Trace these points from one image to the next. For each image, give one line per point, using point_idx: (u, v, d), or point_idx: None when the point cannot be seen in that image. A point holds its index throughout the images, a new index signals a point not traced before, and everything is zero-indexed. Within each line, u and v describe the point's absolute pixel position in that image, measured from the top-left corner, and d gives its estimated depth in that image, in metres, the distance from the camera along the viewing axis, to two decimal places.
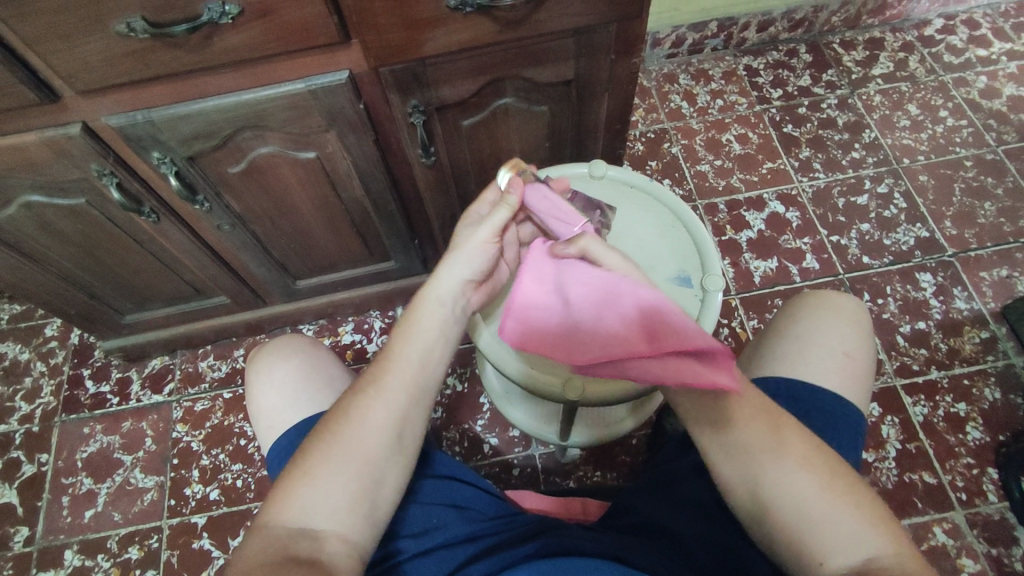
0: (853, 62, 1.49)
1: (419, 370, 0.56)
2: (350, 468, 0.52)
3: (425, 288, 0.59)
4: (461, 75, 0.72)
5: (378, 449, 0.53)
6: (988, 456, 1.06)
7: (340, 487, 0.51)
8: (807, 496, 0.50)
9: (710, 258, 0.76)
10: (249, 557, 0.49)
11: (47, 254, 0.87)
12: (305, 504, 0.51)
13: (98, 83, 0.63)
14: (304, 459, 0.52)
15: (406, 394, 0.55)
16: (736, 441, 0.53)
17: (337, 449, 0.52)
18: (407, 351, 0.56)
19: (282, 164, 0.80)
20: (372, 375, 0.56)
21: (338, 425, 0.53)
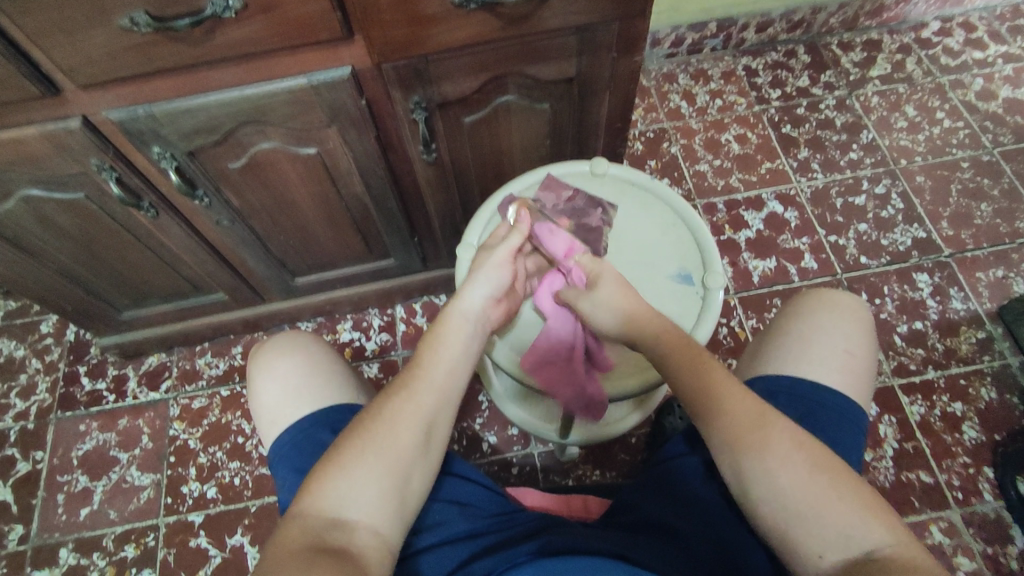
0: (851, 63, 1.50)
1: (450, 373, 0.57)
2: (386, 461, 0.51)
3: (450, 304, 0.62)
4: (464, 71, 0.72)
5: (412, 445, 0.52)
6: (984, 455, 1.06)
7: (374, 480, 0.50)
8: (801, 487, 0.48)
9: (711, 256, 0.76)
10: (276, 550, 0.46)
11: (45, 249, 0.86)
12: (339, 495, 0.49)
13: (99, 76, 0.62)
14: (336, 453, 0.51)
15: (438, 395, 0.55)
16: (727, 432, 0.52)
17: (372, 443, 0.51)
18: (438, 354, 0.58)
19: (283, 159, 0.80)
20: (403, 377, 0.56)
21: (371, 421, 0.53)
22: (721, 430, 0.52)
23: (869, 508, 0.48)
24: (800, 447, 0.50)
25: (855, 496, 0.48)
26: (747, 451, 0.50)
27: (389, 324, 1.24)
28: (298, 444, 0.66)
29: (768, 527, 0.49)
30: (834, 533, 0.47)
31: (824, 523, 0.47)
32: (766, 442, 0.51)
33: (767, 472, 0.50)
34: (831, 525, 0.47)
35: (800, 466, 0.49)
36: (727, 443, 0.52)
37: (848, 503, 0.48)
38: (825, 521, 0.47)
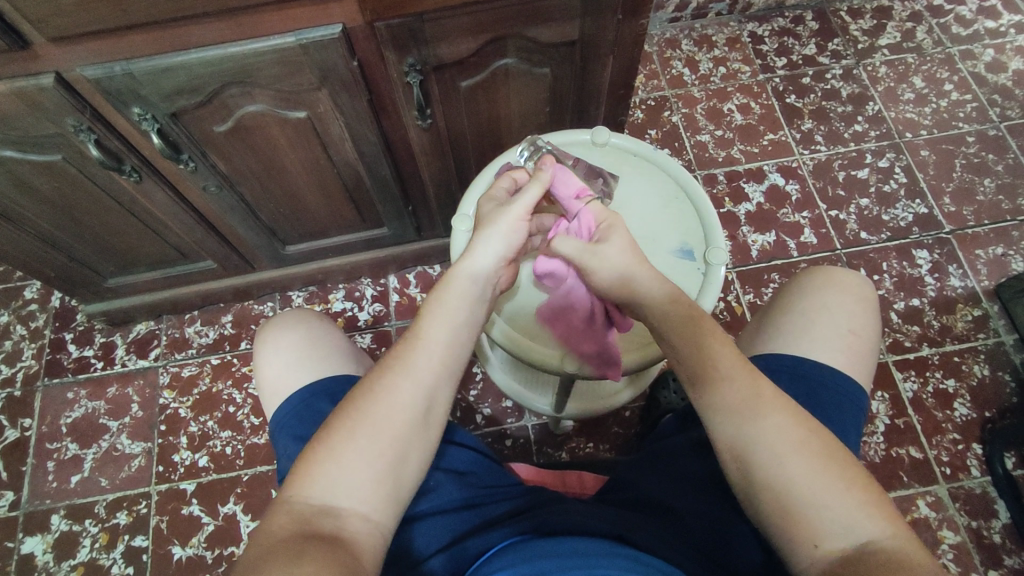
0: (860, 31, 1.45)
1: (448, 348, 0.55)
2: (378, 444, 0.49)
3: (454, 268, 0.59)
4: (461, 32, 0.69)
5: (405, 426, 0.51)
6: (974, 432, 1.07)
7: (366, 464, 0.49)
8: (803, 473, 0.47)
9: (713, 230, 0.74)
10: (267, 534, 0.46)
11: (23, 213, 0.83)
12: (330, 479, 0.48)
13: (70, 30, 0.58)
14: (329, 434, 0.49)
15: (434, 372, 0.53)
16: (728, 408, 0.51)
17: (365, 425, 0.50)
18: (435, 327, 0.55)
19: (271, 123, 0.76)
20: (399, 352, 0.54)
21: (364, 400, 0.51)
22: (721, 409, 0.51)
23: (870, 498, 0.47)
24: (800, 428, 0.49)
25: (857, 485, 0.47)
26: (743, 426, 0.50)
27: (381, 294, 1.22)
28: (299, 414, 0.65)
29: (760, 510, 0.48)
30: (836, 521, 0.46)
31: (819, 509, 0.46)
32: (761, 420, 0.49)
33: (761, 453, 0.49)
34: (827, 512, 0.46)
35: (798, 450, 0.48)
36: (722, 419, 0.51)
37: (849, 492, 0.47)
38: (821, 508, 0.46)
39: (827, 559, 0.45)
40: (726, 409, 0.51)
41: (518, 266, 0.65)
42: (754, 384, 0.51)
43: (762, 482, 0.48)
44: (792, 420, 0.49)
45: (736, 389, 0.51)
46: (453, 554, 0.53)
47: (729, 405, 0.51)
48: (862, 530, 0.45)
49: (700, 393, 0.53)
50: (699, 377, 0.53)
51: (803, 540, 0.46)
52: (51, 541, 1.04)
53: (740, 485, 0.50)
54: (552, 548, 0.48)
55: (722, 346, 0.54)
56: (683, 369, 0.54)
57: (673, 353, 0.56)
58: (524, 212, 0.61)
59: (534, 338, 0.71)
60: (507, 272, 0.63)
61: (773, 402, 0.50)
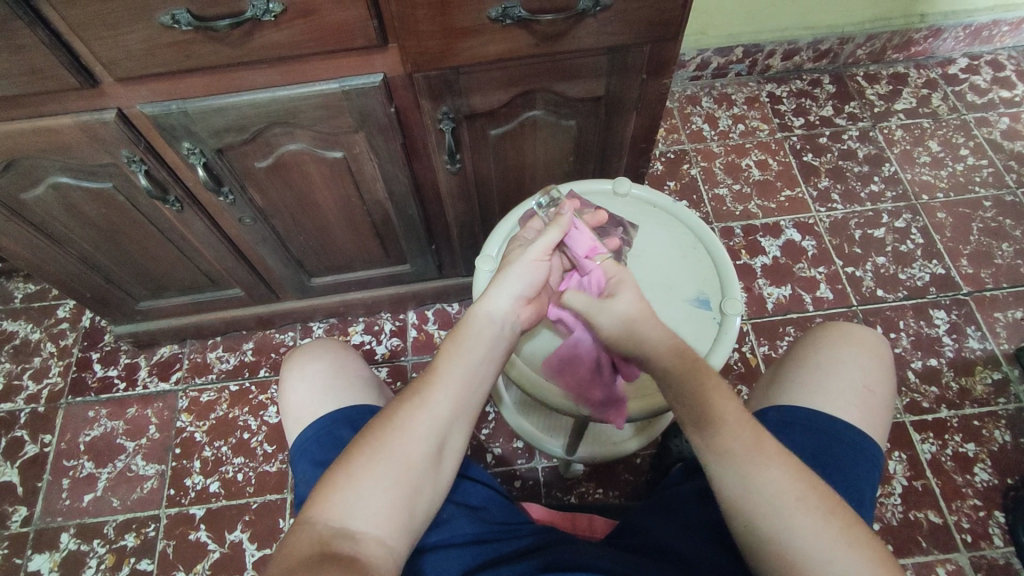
0: (876, 96, 1.49)
1: (468, 383, 0.56)
2: (396, 474, 0.51)
3: (476, 304, 0.60)
4: (494, 85, 0.73)
5: (420, 457, 0.52)
6: (995, 499, 1.05)
7: (383, 492, 0.50)
8: (813, 526, 0.48)
9: (729, 282, 0.75)
10: (286, 555, 0.47)
11: (69, 236, 0.87)
12: (348, 504, 0.49)
13: (136, 71, 0.63)
14: (348, 461, 0.51)
15: (452, 406, 0.55)
16: (738, 455, 0.51)
17: (382, 453, 0.51)
18: (456, 362, 0.56)
19: (309, 162, 0.81)
20: (420, 384, 0.56)
21: (384, 429, 0.53)
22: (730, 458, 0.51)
23: (878, 556, 0.47)
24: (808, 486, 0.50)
25: (864, 543, 0.47)
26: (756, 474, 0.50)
27: (400, 329, 1.24)
28: (320, 440, 0.67)
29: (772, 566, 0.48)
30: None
31: (823, 563, 0.46)
32: (764, 469, 0.50)
33: (766, 504, 0.49)
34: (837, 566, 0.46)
35: (803, 504, 0.49)
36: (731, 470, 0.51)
37: (855, 549, 0.47)
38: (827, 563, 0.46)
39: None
40: (730, 454, 0.51)
41: (541, 305, 0.66)
42: (761, 436, 0.52)
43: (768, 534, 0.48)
44: (801, 474, 0.50)
45: (738, 439, 0.51)
46: None
47: (735, 454, 0.51)
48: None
49: (706, 438, 0.53)
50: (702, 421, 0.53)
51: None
52: (58, 560, 1.05)
53: (749, 539, 0.49)
54: None
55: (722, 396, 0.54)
56: (690, 414, 0.54)
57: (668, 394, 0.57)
58: (545, 250, 0.63)
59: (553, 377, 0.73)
60: (529, 309, 0.63)
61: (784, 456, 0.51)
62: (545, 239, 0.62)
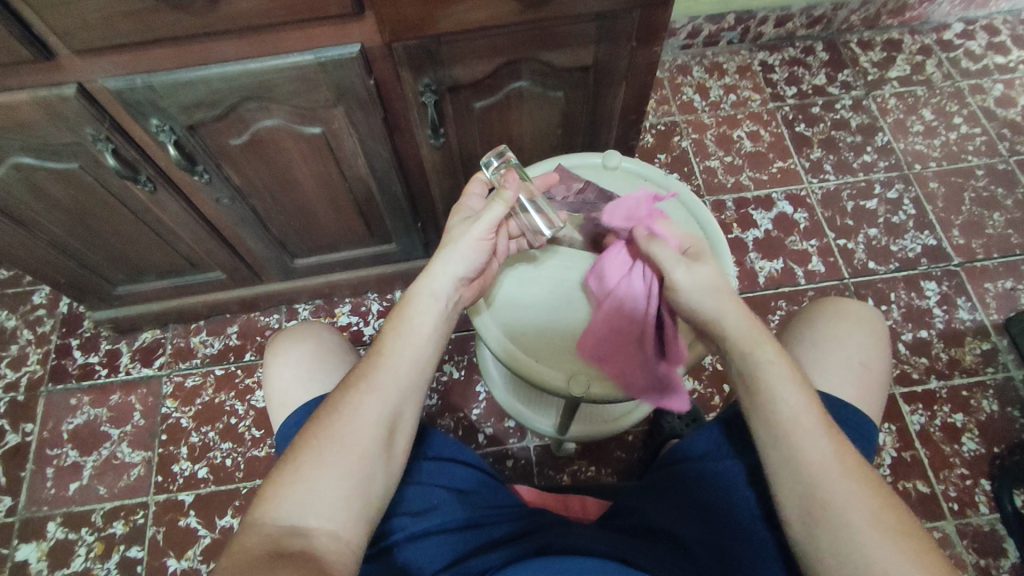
0: (870, 63, 1.47)
1: (412, 365, 0.55)
2: (343, 465, 0.50)
3: (416, 282, 0.58)
4: (477, 55, 0.70)
5: (369, 444, 0.51)
6: (982, 468, 1.06)
7: (332, 484, 0.49)
8: (870, 529, 0.46)
9: (722, 257, 0.74)
10: (234, 556, 0.46)
11: (38, 219, 0.84)
12: (297, 501, 0.48)
13: (95, 43, 0.60)
14: (294, 456, 0.50)
15: (398, 390, 0.53)
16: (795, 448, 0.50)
17: (329, 444, 0.50)
18: (397, 345, 0.55)
19: (286, 138, 0.77)
20: (361, 371, 0.54)
21: (327, 421, 0.51)
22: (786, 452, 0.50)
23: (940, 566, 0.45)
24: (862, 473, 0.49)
25: (919, 546, 0.46)
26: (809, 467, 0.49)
27: (388, 309, 1.22)
28: (306, 427, 0.65)
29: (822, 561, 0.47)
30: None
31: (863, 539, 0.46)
32: (812, 444, 0.50)
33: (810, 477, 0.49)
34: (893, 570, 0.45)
35: (849, 478, 0.48)
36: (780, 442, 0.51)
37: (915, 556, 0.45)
38: (868, 545, 0.46)
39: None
40: (781, 427, 0.51)
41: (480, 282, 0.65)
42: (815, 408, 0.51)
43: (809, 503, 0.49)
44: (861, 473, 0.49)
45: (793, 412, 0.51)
46: (456, 571, 0.53)
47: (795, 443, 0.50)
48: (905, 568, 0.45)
49: (762, 409, 0.52)
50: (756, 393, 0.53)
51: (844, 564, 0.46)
52: (45, 549, 1.03)
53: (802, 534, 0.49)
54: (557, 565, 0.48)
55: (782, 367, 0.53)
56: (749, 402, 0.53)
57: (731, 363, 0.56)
58: (487, 231, 0.59)
59: (545, 359, 0.71)
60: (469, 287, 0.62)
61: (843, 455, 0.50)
62: (489, 218, 0.57)
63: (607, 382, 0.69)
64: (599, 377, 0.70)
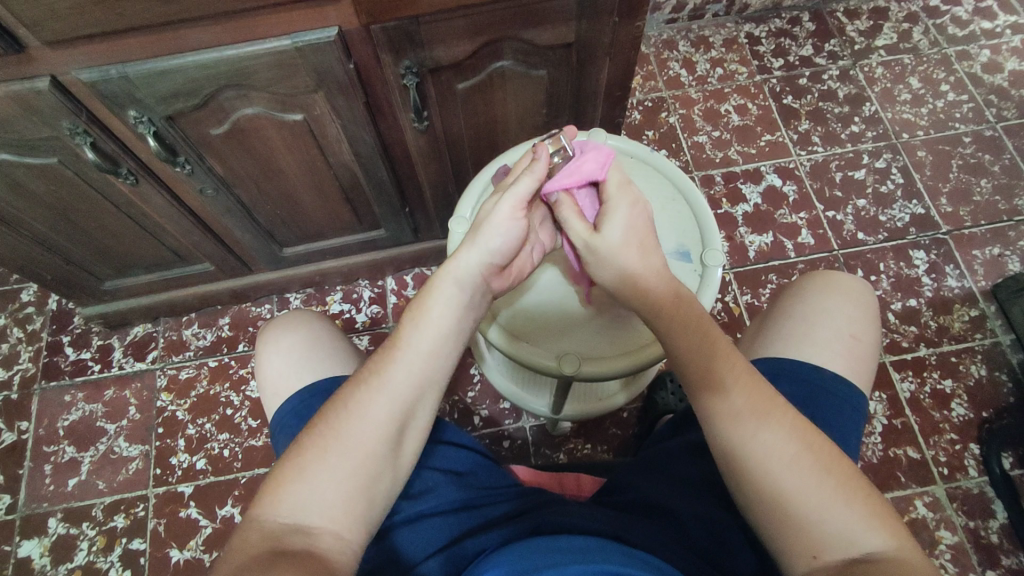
0: (856, 32, 1.46)
1: (427, 365, 0.54)
2: (349, 465, 0.49)
3: (441, 270, 0.57)
4: (457, 35, 0.69)
5: (377, 444, 0.51)
6: (971, 432, 1.07)
7: (336, 484, 0.49)
8: (805, 484, 0.47)
9: (710, 232, 0.74)
10: (236, 551, 0.47)
11: (19, 216, 0.83)
12: (299, 498, 0.48)
13: (66, 33, 0.58)
14: (299, 453, 0.50)
15: (410, 389, 0.53)
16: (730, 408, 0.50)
17: (337, 443, 0.50)
18: (412, 341, 0.54)
19: (268, 126, 0.76)
20: (373, 367, 0.54)
21: (335, 418, 0.51)
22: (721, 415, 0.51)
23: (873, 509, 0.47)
24: (821, 450, 0.48)
25: (854, 493, 0.47)
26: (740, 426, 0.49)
27: (379, 296, 1.22)
28: (300, 414, 0.65)
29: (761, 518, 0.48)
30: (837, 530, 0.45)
31: (819, 519, 0.46)
32: (758, 429, 0.49)
33: (763, 463, 0.48)
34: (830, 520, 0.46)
35: (774, 427, 0.49)
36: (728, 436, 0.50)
37: (850, 503, 0.46)
38: (815, 509, 0.46)
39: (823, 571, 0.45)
40: (732, 417, 0.50)
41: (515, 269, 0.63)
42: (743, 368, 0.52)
43: (757, 491, 0.48)
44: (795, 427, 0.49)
45: (736, 396, 0.51)
46: (451, 554, 0.54)
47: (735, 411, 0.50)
48: (865, 542, 0.45)
49: (709, 398, 0.51)
50: (701, 384, 0.52)
51: (799, 550, 0.46)
52: (48, 545, 1.04)
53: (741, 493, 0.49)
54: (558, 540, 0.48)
55: (723, 352, 0.53)
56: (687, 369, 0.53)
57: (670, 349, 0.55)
58: (514, 209, 0.57)
59: (539, 341, 0.71)
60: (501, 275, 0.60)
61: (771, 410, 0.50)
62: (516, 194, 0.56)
63: (599, 361, 0.70)
64: (590, 357, 0.70)
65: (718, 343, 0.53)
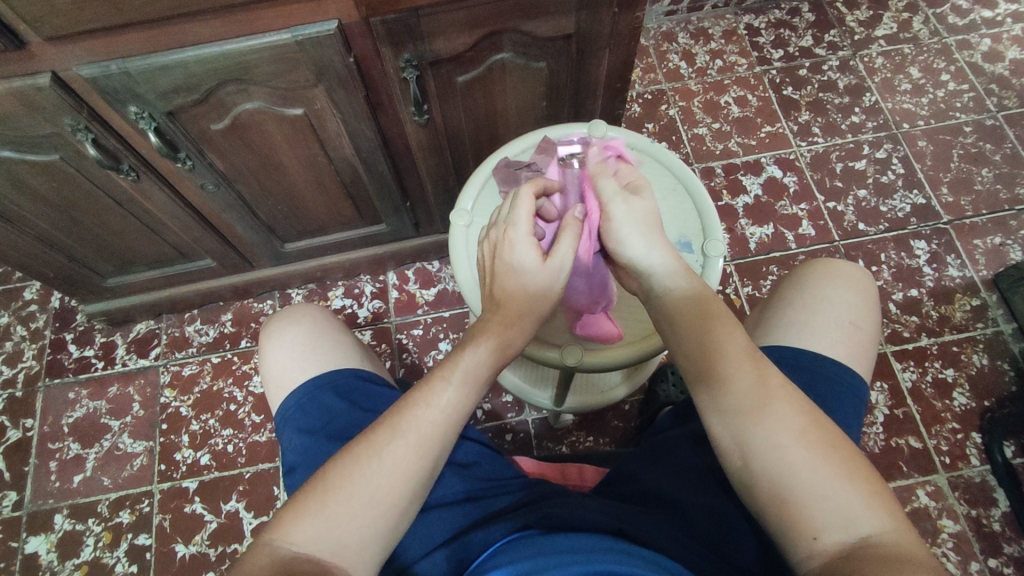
0: (856, 23, 1.45)
1: (457, 417, 0.53)
2: (371, 508, 0.49)
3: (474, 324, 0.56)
4: (456, 28, 0.69)
5: (401, 492, 0.50)
6: (973, 421, 1.08)
7: (356, 527, 0.48)
8: (801, 467, 0.47)
9: (711, 223, 0.74)
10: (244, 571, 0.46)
11: (21, 214, 0.83)
12: (317, 534, 0.47)
13: (65, 29, 0.58)
14: (322, 488, 0.49)
15: (439, 442, 0.52)
16: (731, 397, 0.50)
17: (362, 487, 0.49)
18: (449, 392, 0.53)
19: (268, 121, 0.76)
20: (405, 412, 0.52)
21: (364, 461, 0.50)
22: (722, 407, 0.50)
23: (873, 490, 0.46)
24: (824, 433, 0.48)
25: (855, 474, 0.47)
26: (739, 415, 0.49)
27: (381, 291, 1.22)
28: (304, 407, 0.66)
29: (761, 503, 0.48)
30: (837, 513, 0.45)
31: (820, 501, 0.46)
32: (763, 412, 0.49)
33: (765, 445, 0.48)
34: (828, 504, 0.45)
35: (775, 410, 0.49)
36: (734, 420, 0.49)
37: (850, 485, 0.46)
38: (815, 490, 0.46)
39: (825, 554, 0.44)
40: (736, 401, 0.50)
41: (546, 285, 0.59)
42: (748, 356, 0.52)
43: (759, 477, 0.48)
44: (795, 409, 0.49)
45: (741, 379, 0.50)
46: (454, 549, 0.54)
47: (737, 406, 0.50)
48: (865, 523, 0.45)
49: (708, 388, 0.51)
50: (710, 380, 0.51)
51: (801, 533, 0.45)
52: (54, 541, 1.05)
53: (741, 481, 0.49)
54: (556, 542, 0.48)
55: (732, 337, 0.52)
56: (689, 363, 0.53)
57: (672, 343, 0.54)
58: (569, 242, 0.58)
59: (538, 332, 0.71)
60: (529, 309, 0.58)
61: (771, 393, 0.49)
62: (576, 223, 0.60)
63: (600, 353, 0.70)
64: (591, 348, 0.70)
65: (724, 328, 0.53)
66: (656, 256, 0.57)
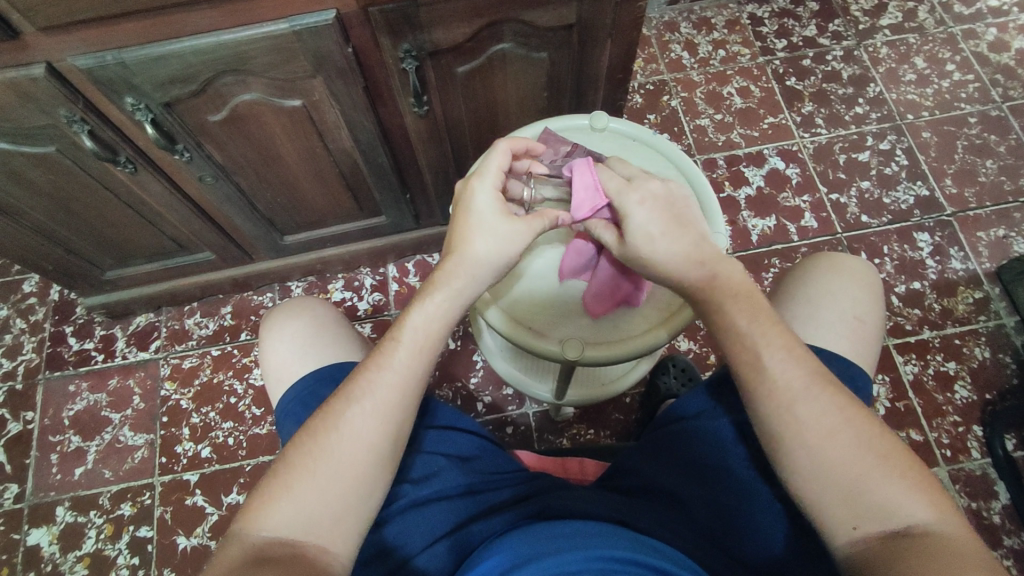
0: (861, 12, 1.44)
1: (411, 381, 0.53)
2: (337, 484, 0.48)
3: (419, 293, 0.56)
4: (457, 17, 0.68)
5: (365, 462, 0.50)
6: (974, 414, 1.07)
7: (324, 503, 0.48)
8: (847, 458, 0.47)
9: (714, 214, 0.73)
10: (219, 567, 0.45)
11: (18, 206, 0.83)
12: (287, 517, 0.47)
13: (60, 18, 0.57)
14: (285, 470, 0.49)
15: (396, 407, 0.51)
16: (772, 386, 0.50)
17: (325, 463, 0.49)
18: (400, 357, 0.53)
19: (266, 112, 0.76)
20: (360, 382, 0.52)
21: (323, 437, 0.50)
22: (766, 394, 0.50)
23: (922, 484, 0.46)
24: (844, 409, 0.48)
25: (905, 467, 0.47)
26: (783, 404, 0.49)
27: (381, 283, 1.21)
28: (304, 401, 0.65)
29: (801, 489, 0.48)
30: (882, 505, 0.45)
31: (864, 492, 0.46)
32: (811, 402, 0.48)
33: (788, 428, 0.49)
34: (874, 495, 0.46)
35: (818, 399, 0.49)
36: (759, 406, 0.50)
37: (896, 478, 0.46)
38: (859, 479, 0.46)
39: (866, 542, 0.45)
40: (753, 385, 0.51)
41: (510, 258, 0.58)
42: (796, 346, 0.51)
43: (800, 465, 0.48)
44: (841, 401, 0.49)
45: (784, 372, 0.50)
46: (457, 540, 0.55)
47: (782, 394, 0.49)
48: (913, 517, 0.45)
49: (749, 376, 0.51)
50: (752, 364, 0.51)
51: (842, 520, 0.46)
52: (56, 533, 1.05)
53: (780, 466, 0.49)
54: (590, 528, 0.48)
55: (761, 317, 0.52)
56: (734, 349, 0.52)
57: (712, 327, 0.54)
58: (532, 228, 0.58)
59: (539, 326, 0.71)
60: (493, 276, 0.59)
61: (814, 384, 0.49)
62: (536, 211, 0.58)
63: (601, 346, 0.70)
64: (592, 342, 0.70)
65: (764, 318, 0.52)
66: (682, 249, 0.55)
